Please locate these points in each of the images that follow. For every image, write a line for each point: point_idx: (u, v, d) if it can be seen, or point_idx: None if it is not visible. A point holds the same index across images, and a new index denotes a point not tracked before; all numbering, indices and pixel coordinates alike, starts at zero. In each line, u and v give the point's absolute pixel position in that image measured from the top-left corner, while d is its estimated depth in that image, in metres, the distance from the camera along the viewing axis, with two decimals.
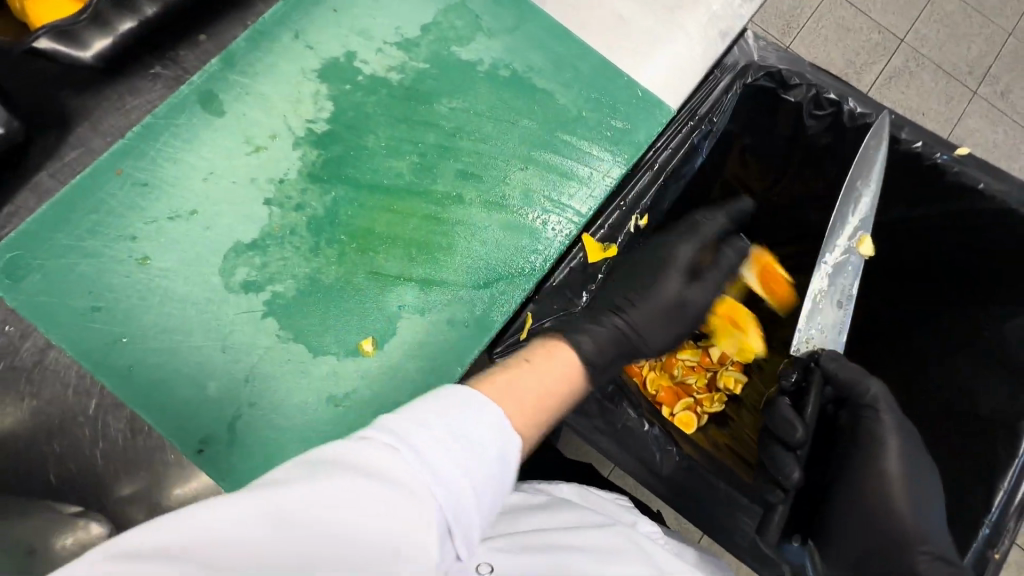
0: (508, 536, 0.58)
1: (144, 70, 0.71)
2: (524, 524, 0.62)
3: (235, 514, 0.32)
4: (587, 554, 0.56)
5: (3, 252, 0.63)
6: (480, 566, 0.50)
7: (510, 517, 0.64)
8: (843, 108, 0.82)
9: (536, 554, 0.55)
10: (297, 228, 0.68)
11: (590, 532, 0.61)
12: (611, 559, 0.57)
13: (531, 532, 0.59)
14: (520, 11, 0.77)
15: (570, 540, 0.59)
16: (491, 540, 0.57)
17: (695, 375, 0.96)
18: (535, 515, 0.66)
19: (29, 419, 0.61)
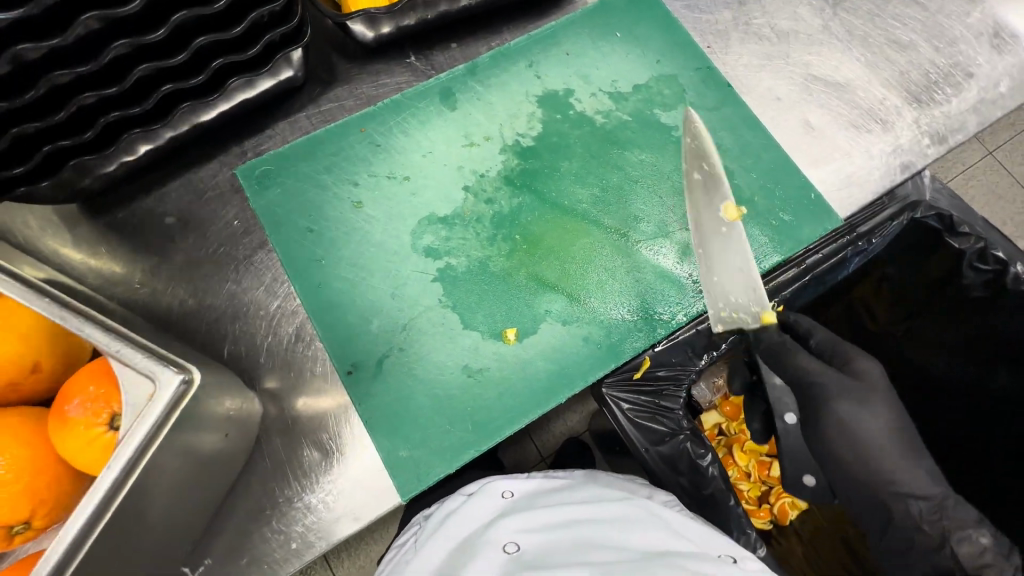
0: (533, 519, 0.65)
1: (402, 58, 0.86)
2: (543, 503, 0.69)
3: None
4: (602, 525, 0.63)
5: (263, 163, 0.79)
6: (507, 544, 0.62)
7: (527, 500, 0.71)
8: (1009, 269, 0.81)
9: (559, 532, 0.63)
10: (482, 217, 0.78)
11: (610, 505, 0.66)
12: (629, 526, 0.63)
13: (551, 510, 0.66)
14: (722, 96, 0.86)
15: (590, 515, 0.65)
16: (519, 526, 0.65)
17: (748, 483, 0.98)
18: (554, 494, 0.72)
19: (227, 297, 0.76)
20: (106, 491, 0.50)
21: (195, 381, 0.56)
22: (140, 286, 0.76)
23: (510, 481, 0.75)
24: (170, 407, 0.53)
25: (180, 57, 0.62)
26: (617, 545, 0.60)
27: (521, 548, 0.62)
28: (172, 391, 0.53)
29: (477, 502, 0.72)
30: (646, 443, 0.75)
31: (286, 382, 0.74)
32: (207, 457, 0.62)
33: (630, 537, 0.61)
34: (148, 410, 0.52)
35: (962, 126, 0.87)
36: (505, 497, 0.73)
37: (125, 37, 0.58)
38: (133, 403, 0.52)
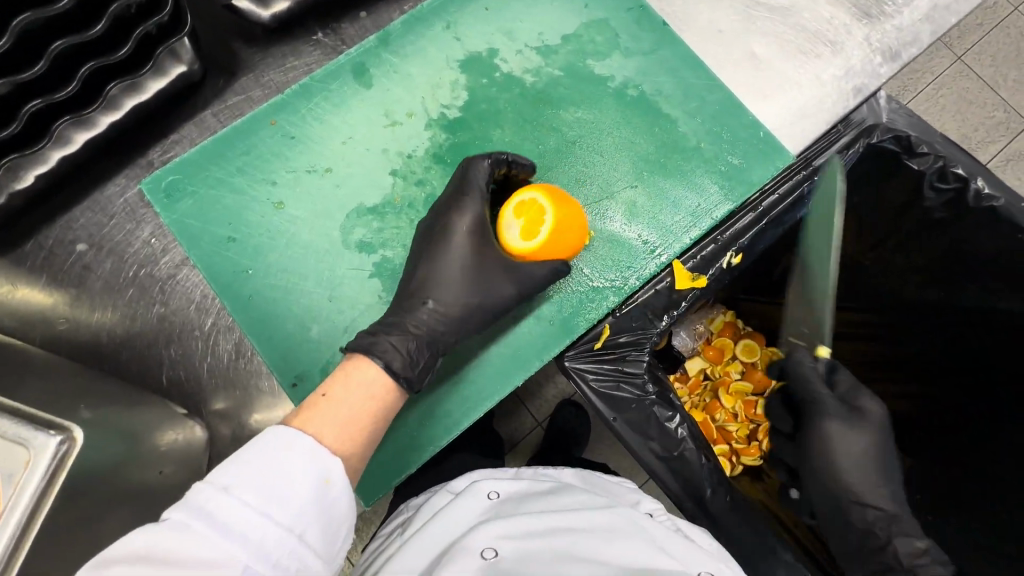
0: (515, 525, 0.63)
1: (308, 36, 0.78)
2: (527, 509, 0.68)
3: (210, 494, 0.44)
4: (591, 537, 0.63)
5: (169, 174, 0.72)
6: (485, 551, 0.60)
7: (513, 503, 0.70)
8: (969, 186, 0.75)
9: (540, 541, 0.62)
10: (414, 202, 0.73)
11: (595, 513, 0.65)
12: (615, 537, 0.63)
13: (533, 515, 0.64)
14: (659, 36, 0.80)
15: (573, 523, 0.64)
16: (500, 531, 0.63)
17: (736, 423, 0.93)
18: (540, 497, 0.71)
19: (158, 322, 0.72)
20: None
21: (79, 438, 0.48)
22: (63, 322, 0.71)
23: (497, 480, 0.73)
24: (53, 470, 0.46)
25: (39, 65, 0.56)
26: (597, 560, 0.60)
27: (499, 556, 0.60)
28: (50, 452, 0.46)
29: (460, 504, 0.69)
30: (613, 412, 0.72)
31: (235, 401, 0.72)
32: (152, 495, 0.58)
33: (614, 551, 0.61)
34: (26, 479, 0.45)
35: (915, 38, 0.82)
36: (491, 497, 0.71)
37: (3, 76, 0.55)
38: (9, 474, 0.45)
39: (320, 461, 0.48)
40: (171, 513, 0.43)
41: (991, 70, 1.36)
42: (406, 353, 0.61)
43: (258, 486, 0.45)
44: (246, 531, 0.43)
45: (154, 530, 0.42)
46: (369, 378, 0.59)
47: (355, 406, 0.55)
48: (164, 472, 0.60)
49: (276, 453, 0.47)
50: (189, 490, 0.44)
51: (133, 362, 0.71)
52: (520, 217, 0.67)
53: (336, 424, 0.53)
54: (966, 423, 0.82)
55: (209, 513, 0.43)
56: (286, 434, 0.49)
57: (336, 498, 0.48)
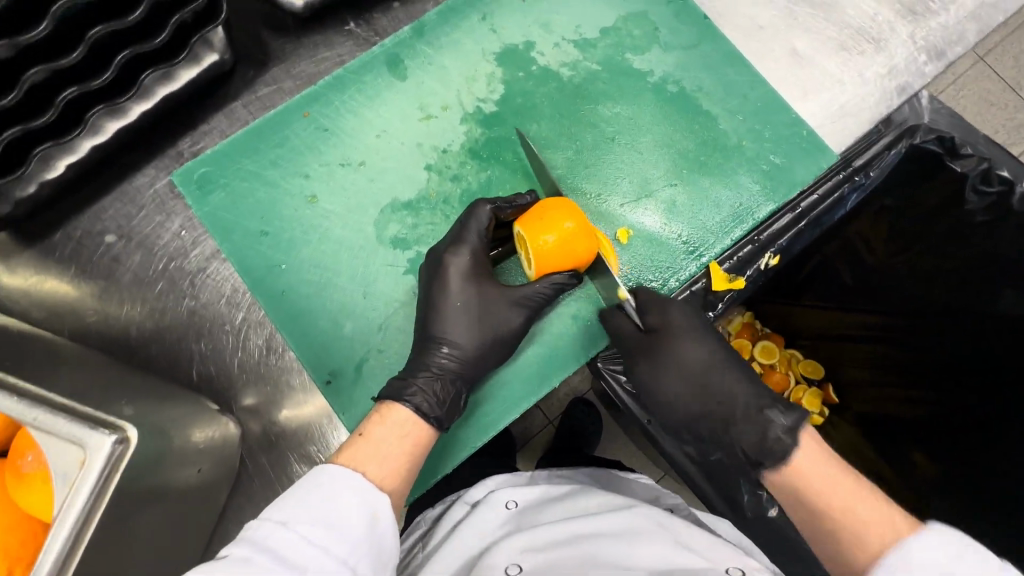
0: (537, 536, 0.63)
1: (340, 26, 0.77)
2: (547, 517, 0.67)
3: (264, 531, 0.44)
4: (613, 540, 0.61)
5: (201, 166, 0.71)
6: (509, 568, 0.60)
7: (532, 511, 0.69)
8: (1015, 189, 0.73)
9: (562, 548, 0.61)
10: (449, 197, 0.72)
11: (616, 517, 0.64)
12: (638, 539, 0.61)
13: (552, 525, 0.64)
14: (699, 30, 0.78)
15: (596, 528, 0.63)
16: (522, 544, 0.62)
17: None
18: (558, 504, 0.70)
19: (187, 316, 0.71)
20: (52, 561, 0.43)
21: (134, 437, 0.49)
22: (93, 315, 0.70)
23: (513, 490, 0.72)
24: (109, 471, 0.46)
25: (75, 52, 0.54)
26: (624, 565, 0.58)
27: (523, 570, 0.60)
28: (107, 451, 0.46)
29: (481, 513, 0.69)
30: (646, 413, 0.72)
31: (264, 397, 0.70)
32: (187, 492, 0.59)
33: (640, 554, 0.59)
34: (81, 480, 0.45)
35: (960, 36, 0.79)
36: (508, 507, 0.71)
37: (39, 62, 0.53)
38: (66, 472, 0.45)
39: (371, 496, 0.49)
40: (233, 548, 0.43)
41: (1014, 71, 1.33)
42: (433, 393, 0.61)
43: (316, 521, 0.45)
44: (305, 565, 0.43)
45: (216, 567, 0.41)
46: (401, 418, 0.58)
47: (394, 449, 0.55)
48: (202, 470, 0.61)
49: (327, 490, 0.47)
50: (248, 527, 0.44)
51: (163, 357, 0.70)
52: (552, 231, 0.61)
53: (377, 467, 0.53)
54: (978, 426, 0.82)
55: (269, 548, 0.43)
56: (334, 472, 0.49)
57: (385, 532, 0.48)
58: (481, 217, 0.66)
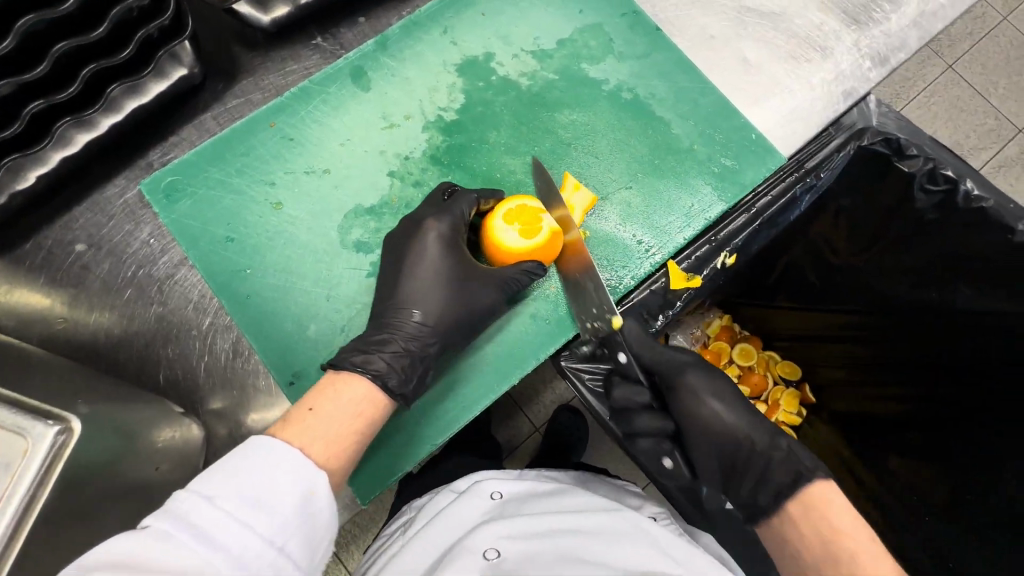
0: (516, 525, 0.64)
1: (307, 40, 0.79)
2: (528, 510, 0.68)
3: (189, 507, 0.43)
4: (592, 540, 0.63)
5: (169, 175, 0.73)
6: (487, 551, 0.60)
7: (515, 504, 0.70)
8: (959, 187, 0.75)
9: (544, 543, 0.62)
10: (411, 202, 0.74)
11: (598, 517, 0.66)
12: (617, 540, 0.63)
13: (534, 517, 0.65)
14: (652, 40, 0.81)
15: (574, 526, 0.65)
16: (503, 531, 0.63)
17: None
18: (542, 499, 0.71)
19: (155, 322, 0.72)
20: None
21: (77, 429, 0.50)
22: (61, 322, 0.72)
23: (499, 480, 0.73)
24: (48, 463, 0.47)
25: (40, 67, 0.57)
26: (601, 564, 0.60)
27: (502, 556, 0.60)
28: (48, 442, 0.47)
29: (464, 503, 0.70)
30: (608, 411, 0.72)
31: (232, 400, 0.72)
32: (147, 490, 0.59)
33: (615, 555, 0.62)
34: (22, 470, 0.45)
35: (903, 43, 0.83)
36: (493, 498, 0.71)
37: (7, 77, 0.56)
38: (8, 462, 0.45)
39: (306, 475, 0.48)
40: (153, 520, 0.42)
41: (982, 78, 1.38)
42: (400, 370, 0.62)
43: (241, 497, 0.45)
44: (223, 541, 0.43)
45: (138, 538, 0.41)
46: (357, 393, 0.58)
47: (343, 417, 0.55)
48: (160, 468, 0.62)
49: (261, 467, 0.47)
50: (171, 499, 0.44)
51: (129, 362, 0.71)
52: (514, 222, 0.70)
53: (322, 440, 0.53)
54: (945, 422, 0.84)
55: (189, 523, 0.42)
56: (275, 446, 0.49)
57: (319, 514, 0.48)
58: (468, 202, 0.69)
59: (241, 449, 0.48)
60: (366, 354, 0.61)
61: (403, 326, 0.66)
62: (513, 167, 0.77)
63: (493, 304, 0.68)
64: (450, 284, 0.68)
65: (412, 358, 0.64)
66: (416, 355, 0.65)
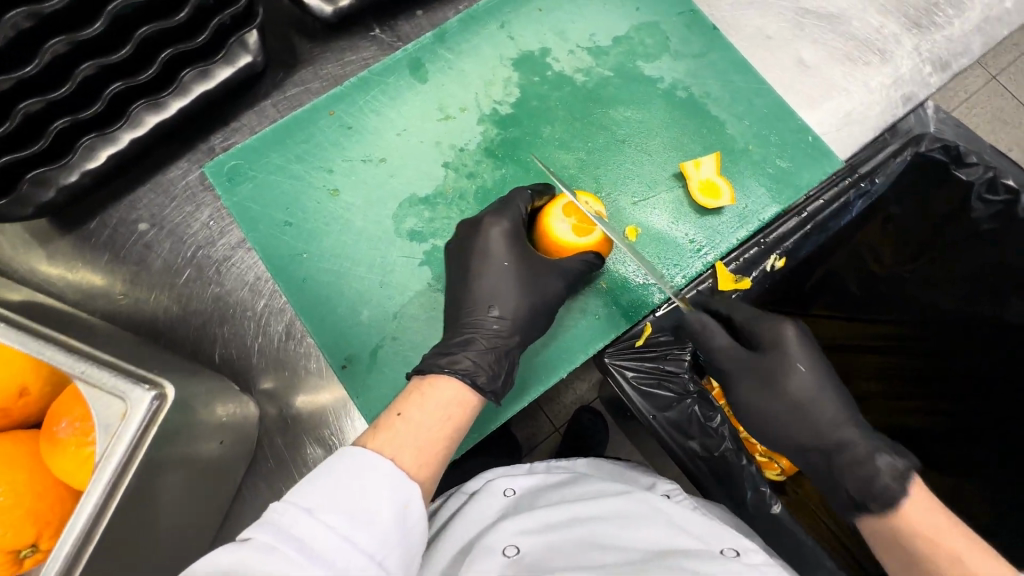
0: (533, 518, 0.64)
1: (366, 32, 0.81)
2: (544, 502, 0.69)
3: (292, 520, 0.44)
4: (606, 523, 0.62)
5: (232, 159, 0.75)
6: (507, 548, 0.60)
7: (529, 498, 0.71)
8: (1021, 198, 0.73)
9: (561, 531, 0.62)
10: (465, 193, 0.75)
11: (609, 500, 0.65)
12: (633, 522, 0.62)
13: (549, 508, 0.65)
14: (708, 39, 0.81)
15: (587, 511, 0.64)
16: (519, 527, 0.63)
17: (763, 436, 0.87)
18: (553, 491, 0.71)
19: (212, 301, 0.74)
20: (89, 512, 0.47)
21: (169, 395, 0.51)
22: (122, 298, 0.74)
23: (512, 478, 0.75)
24: (146, 424, 0.49)
25: (126, 49, 0.59)
26: (618, 545, 0.60)
27: (521, 552, 0.60)
28: (144, 407, 0.49)
29: (479, 501, 0.71)
30: (653, 409, 0.72)
31: (282, 381, 0.73)
32: (210, 463, 0.62)
33: (632, 535, 0.61)
34: (120, 430, 0.48)
35: (965, 49, 0.81)
36: (507, 494, 0.73)
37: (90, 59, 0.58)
38: (109, 423, 0.48)
39: (401, 489, 0.48)
40: (256, 534, 0.43)
41: None
42: (488, 368, 0.63)
43: (343, 512, 0.45)
44: (329, 556, 0.43)
45: (241, 550, 0.42)
46: (444, 397, 0.58)
47: (432, 424, 0.55)
48: (223, 443, 0.64)
49: (356, 479, 0.47)
50: (270, 512, 0.44)
51: (187, 339, 0.73)
52: (570, 217, 0.71)
53: (413, 451, 0.52)
54: (996, 440, 0.81)
55: (294, 536, 0.43)
56: (371, 460, 0.49)
57: (414, 528, 0.48)
58: (524, 198, 0.70)
59: (335, 462, 0.48)
60: (452, 354, 0.62)
61: (485, 328, 0.66)
62: (566, 162, 0.77)
63: (543, 296, 0.68)
64: (504, 274, 0.68)
65: (499, 354, 0.65)
66: (501, 353, 0.65)
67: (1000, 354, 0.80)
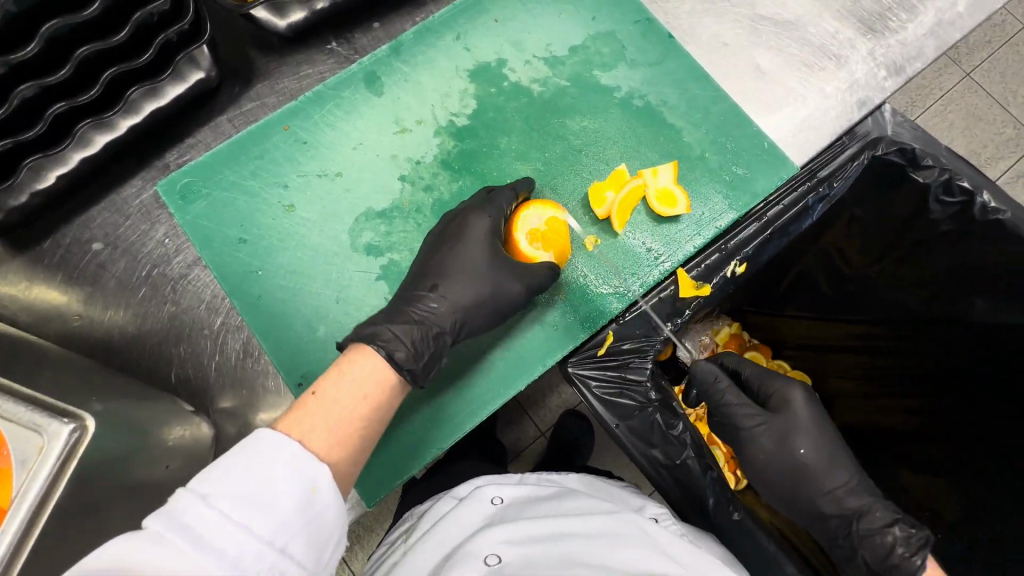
0: (519, 529, 0.64)
1: (322, 45, 0.80)
2: (531, 514, 0.68)
3: (188, 518, 0.43)
4: (593, 542, 0.62)
5: (185, 176, 0.75)
6: (489, 557, 0.61)
7: (516, 509, 0.70)
8: (975, 199, 0.74)
9: (545, 546, 0.62)
10: (422, 206, 0.75)
11: (597, 518, 0.65)
12: (618, 544, 0.62)
13: (536, 520, 0.64)
14: (664, 47, 0.82)
15: (576, 529, 0.64)
16: (505, 537, 0.63)
17: None
18: (542, 503, 0.70)
19: (168, 320, 0.73)
20: (1, 553, 0.45)
21: (90, 426, 0.50)
22: (76, 319, 0.73)
23: (500, 485, 0.72)
24: (64, 457, 0.48)
25: (63, 70, 0.58)
26: (603, 566, 0.60)
27: (503, 561, 0.61)
28: (63, 440, 0.48)
29: (465, 507, 0.70)
30: (616, 418, 0.72)
31: (241, 400, 0.72)
32: (161, 487, 0.61)
33: (616, 557, 0.61)
34: (38, 465, 0.47)
35: (920, 53, 0.82)
36: (494, 503, 0.71)
37: (31, 80, 0.57)
38: (23, 460, 0.47)
39: (305, 470, 0.48)
40: (148, 522, 0.42)
41: (1001, 86, 1.36)
42: (411, 344, 0.62)
43: (237, 496, 0.44)
44: (225, 545, 0.42)
45: (131, 539, 0.41)
46: (362, 375, 0.58)
47: (347, 403, 0.55)
48: (171, 467, 0.62)
49: (260, 464, 0.46)
50: (168, 498, 0.43)
51: (141, 360, 0.72)
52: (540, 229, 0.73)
53: (325, 437, 0.52)
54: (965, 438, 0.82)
55: (186, 525, 0.42)
56: (280, 446, 0.48)
57: (322, 511, 0.48)
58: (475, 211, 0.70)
59: (243, 447, 0.48)
60: (381, 329, 0.61)
61: (422, 303, 0.66)
62: (524, 173, 0.77)
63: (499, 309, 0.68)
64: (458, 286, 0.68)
65: (430, 334, 0.65)
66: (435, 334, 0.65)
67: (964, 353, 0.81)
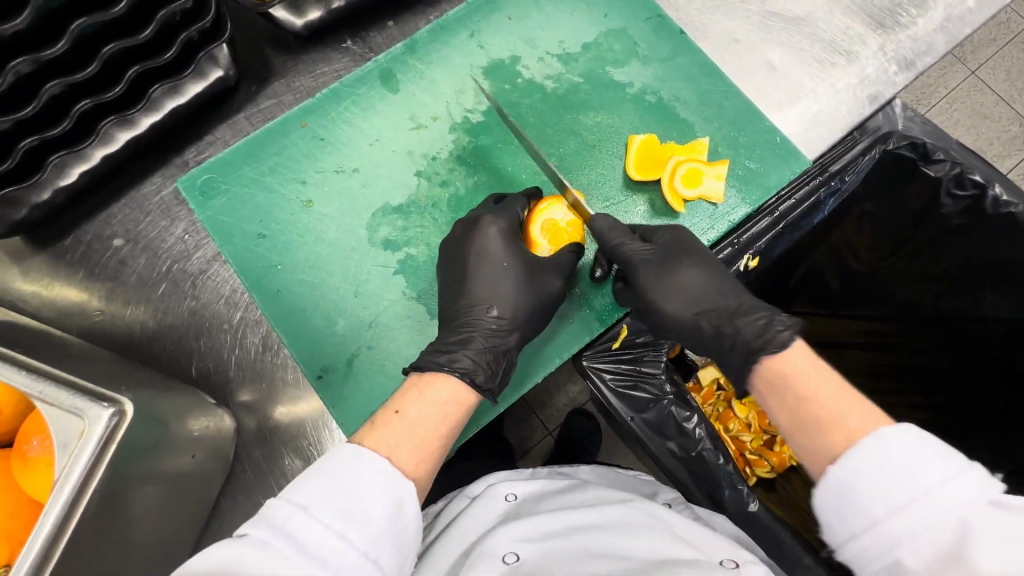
0: (533, 526, 0.64)
1: (338, 44, 0.81)
2: (545, 509, 0.68)
3: (289, 526, 0.43)
4: (608, 533, 0.62)
5: (204, 173, 0.76)
6: (507, 556, 0.60)
7: (530, 503, 0.70)
8: (987, 193, 0.73)
9: (559, 541, 0.62)
10: (438, 202, 0.76)
11: (610, 509, 0.65)
12: (633, 531, 0.62)
13: (550, 516, 0.65)
14: (676, 44, 0.82)
15: (590, 521, 0.64)
16: (520, 534, 0.63)
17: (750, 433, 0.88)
18: (555, 497, 0.71)
19: (188, 315, 0.74)
20: (46, 534, 0.46)
21: (129, 411, 0.51)
22: (98, 314, 0.74)
23: (513, 483, 0.73)
24: (105, 440, 0.49)
25: (91, 67, 0.59)
26: (619, 554, 0.60)
27: (521, 559, 0.60)
28: (102, 424, 0.49)
29: (481, 506, 0.70)
30: (631, 412, 0.72)
31: (260, 394, 0.73)
32: (183, 479, 0.62)
33: (634, 544, 0.61)
34: (79, 449, 0.48)
35: (930, 48, 0.82)
36: (508, 499, 0.71)
37: (59, 76, 0.58)
38: (66, 441, 0.49)
39: (394, 487, 0.48)
40: (252, 529, 0.43)
41: (1006, 84, 1.37)
42: (486, 365, 0.64)
43: (335, 506, 0.45)
44: (323, 552, 0.43)
45: (233, 545, 0.42)
46: (440, 395, 0.59)
47: (427, 422, 0.55)
48: (196, 457, 0.64)
49: (353, 478, 0.47)
50: (266, 506, 0.44)
51: (162, 354, 0.73)
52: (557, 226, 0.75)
53: (408, 454, 0.52)
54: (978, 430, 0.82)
55: (288, 532, 0.43)
56: (373, 464, 0.48)
57: (406, 527, 0.48)
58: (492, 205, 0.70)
59: (336, 461, 0.48)
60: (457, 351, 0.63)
61: (483, 322, 0.68)
62: (539, 169, 0.78)
63: (513, 302, 0.69)
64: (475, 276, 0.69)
65: (500, 354, 0.66)
66: (502, 347, 0.67)
67: (977, 346, 0.81)
